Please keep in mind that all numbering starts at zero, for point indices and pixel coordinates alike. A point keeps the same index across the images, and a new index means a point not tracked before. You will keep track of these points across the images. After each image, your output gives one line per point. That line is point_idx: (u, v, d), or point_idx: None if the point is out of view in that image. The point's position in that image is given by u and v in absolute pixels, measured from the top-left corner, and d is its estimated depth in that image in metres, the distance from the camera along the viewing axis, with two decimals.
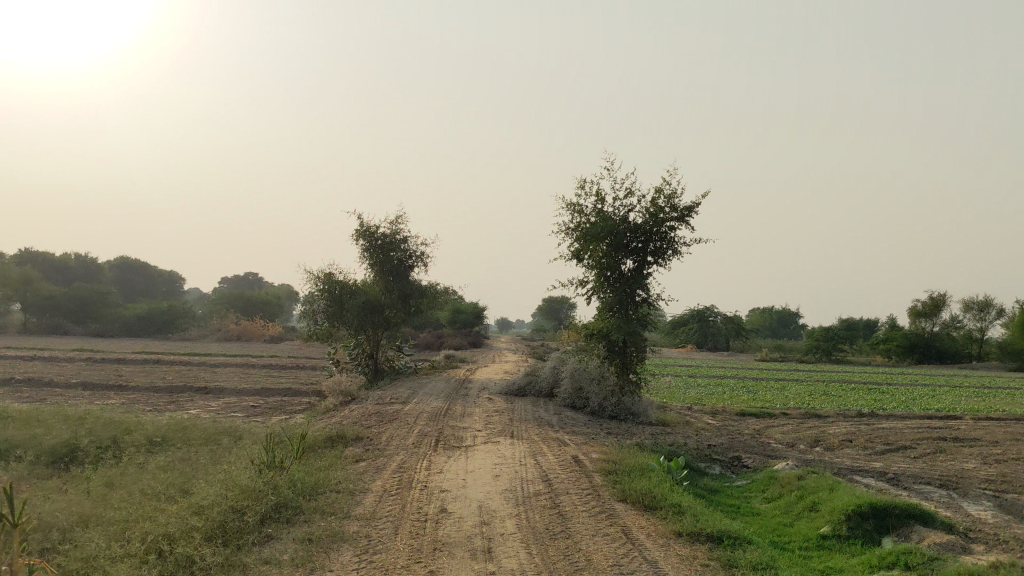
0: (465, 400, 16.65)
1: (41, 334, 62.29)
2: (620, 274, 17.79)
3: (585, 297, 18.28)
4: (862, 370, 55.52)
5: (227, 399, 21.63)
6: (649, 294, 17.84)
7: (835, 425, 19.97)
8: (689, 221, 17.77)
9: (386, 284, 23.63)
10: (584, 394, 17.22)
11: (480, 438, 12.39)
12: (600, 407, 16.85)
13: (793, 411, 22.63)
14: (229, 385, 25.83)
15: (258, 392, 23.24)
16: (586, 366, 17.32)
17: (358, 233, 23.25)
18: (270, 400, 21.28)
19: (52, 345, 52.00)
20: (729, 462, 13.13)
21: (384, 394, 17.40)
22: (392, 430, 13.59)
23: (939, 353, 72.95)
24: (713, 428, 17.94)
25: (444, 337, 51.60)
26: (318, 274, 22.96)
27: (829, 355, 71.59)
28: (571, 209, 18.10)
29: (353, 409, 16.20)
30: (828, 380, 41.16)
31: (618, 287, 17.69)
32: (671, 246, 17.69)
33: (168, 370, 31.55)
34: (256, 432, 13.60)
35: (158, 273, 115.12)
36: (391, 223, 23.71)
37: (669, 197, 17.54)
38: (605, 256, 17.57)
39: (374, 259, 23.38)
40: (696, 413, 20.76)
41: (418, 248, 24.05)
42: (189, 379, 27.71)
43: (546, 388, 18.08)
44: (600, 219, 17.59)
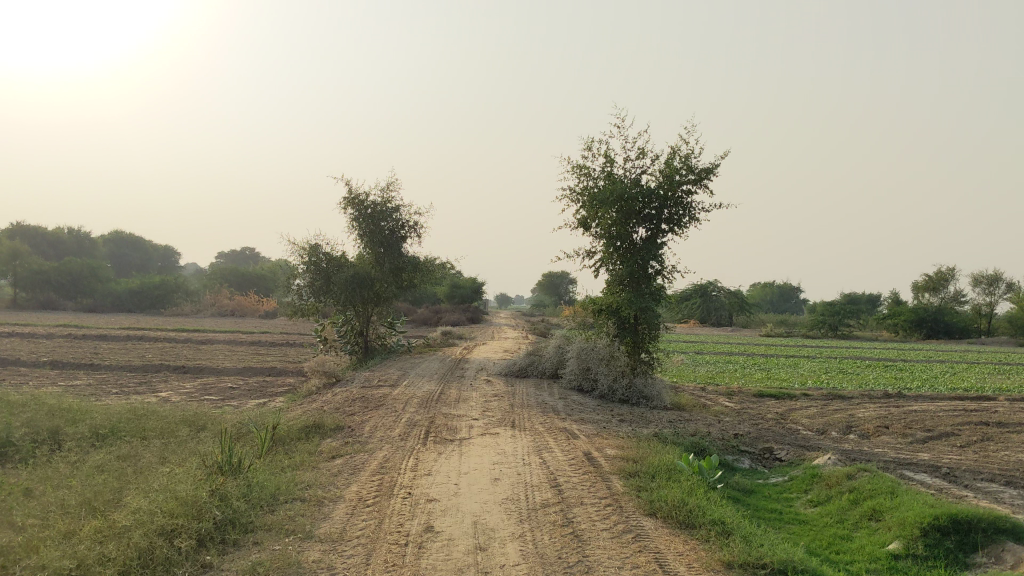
0: (460, 383, 15.06)
1: (30, 310, 60.62)
2: (632, 243, 16.15)
3: (593, 269, 16.66)
4: (871, 346, 54.02)
5: (204, 380, 20.05)
6: (663, 266, 16.19)
7: (863, 407, 18.40)
8: (707, 184, 16.08)
9: (377, 256, 21.96)
10: (593, 375, 15.57)
11: (475, 428, 10.83)
12: (610, 390, 15.21)
13: (813, 391, 21.06)
14: (212, 364, 24.26)
15: (240, 373, 21.68)
16: (594, 345, 15.72)
17: (346, 202, 21.54)
18: (251, 381, 19.72)
19: (39, 320, 50.43)
20: (758, 455, 11.55)
21: (372, 376, 15.82)
22: (378, 418, 12.00)
23: (948, 328, 71.35)
24: (733, 412, 16.38)
25: (441, 312, 49.99)
26: (302, 246, 21.30)
27: (835, 331, 70.05)
28: (578, 172, 16.44)
29: (337, 392, 14.64)
30: (841, 357, 39.54)
31: (629, 258, 16.04)
32: (688, 212, 16.01)
33: (150, 348, 29.95)
34: (223, 420, 12.05)
35: (154, 249, 113.44)
36: (383, 190, 21.98)
37: (685, 158, 15.85)
38: (615, 224, 15.92)
39: (364, 229, 21.69)
40: (711, 394, 19.18)
41: (411, 217, 22.34)
42: (170, 358, 26.11)
43: (549, 368, 16.45)
44: (609, 182, 15.93)
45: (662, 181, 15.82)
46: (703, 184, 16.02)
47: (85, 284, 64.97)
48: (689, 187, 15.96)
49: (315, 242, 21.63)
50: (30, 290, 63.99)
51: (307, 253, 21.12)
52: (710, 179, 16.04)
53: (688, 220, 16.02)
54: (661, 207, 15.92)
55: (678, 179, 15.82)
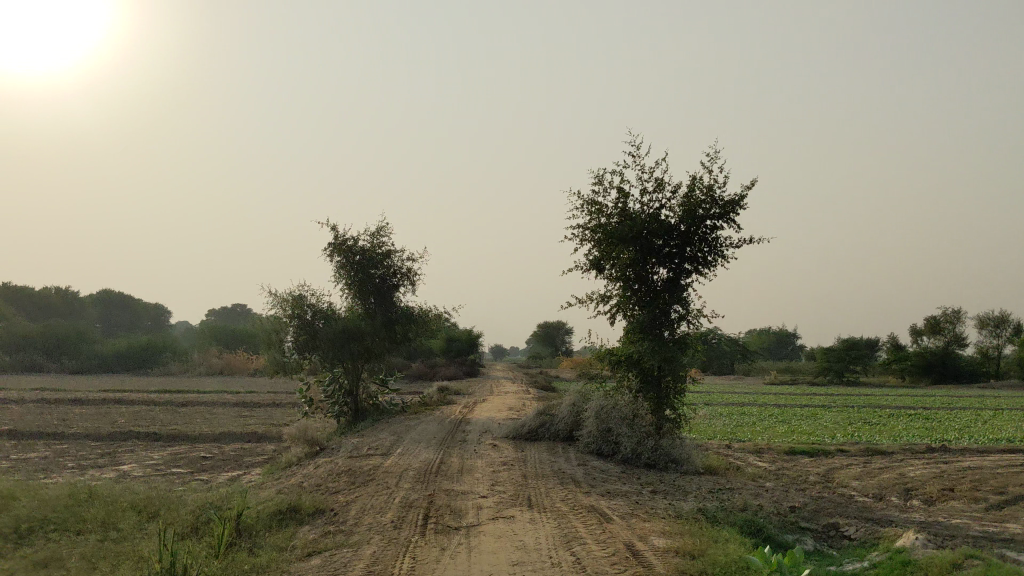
0: (462, 449, 13.15)
1: (11, 373, 58.30)
2: (652, 285, 14.36)
3: (608, 316, 14.84)
4: (882, 392, 52.16)
5: (176, 449, 18.04)
6: (687, 310, 14.39)
7: (910, 464, 16.52)
8: (734, 218, 14.36)
9: (367, 308, 20.11)
10: (614, 437, 13.62)
11: (485, 509, 8.93)
12: (634, 454, 13.28)
13: (848, 446, 19.16)
14: (188, 430, 22.23)
15: (218, 439, 19.70)
16: (615, 403, 13.88)
17: (332, 249, 19.73)
18: (228, 449, 17.75)
19: (19, 384, 48.13)
20: (822, 533, 9.70)
21: (361, 443, 13.88)
22: (367, 497, 10.09)
23: (956, 372, 69.54)
24: (771, 475, 14.48)
25: (437, 366, 48.10)
26: (285, 298, 19.46)
27: (841, 377, 68.15)
28: (588, 208, 14.75)
29: (321, 464, 12.73)
30: (858, 405, 37.67)
31: (648, 302, 14.25)
32: (714, 249, 14.27)
33: (126, 413, 27.86)
34: (182, 504, 10.12)
35: (144, 308, 111.38)
36: (372, 236, 20.22)
37: (709, 189, 14.17)
38: (633, 264, 14.18)
39: (352, 278, 19.87)
40: (740, 453, 17.26)
41: (404, 264, 20.58)
42: (144, 424, 24.05)
43: (563, 431, 14.48)
44: (624, 218, 14.22)
45: (685, 215, 14.11)
46: (729, 217, 14.31)
47: (66, 346, 63.20)
48: (714, 221, 14.24)
49: (298, 293, 19.81)
50: (13, 352, 61.68)
51: (290, 305, 19.27)
52: (738, 211, 14.33)
53: (715, 257, 14.27)
54: (684, 244, 14.17)
55: (701, 213, 14.11)
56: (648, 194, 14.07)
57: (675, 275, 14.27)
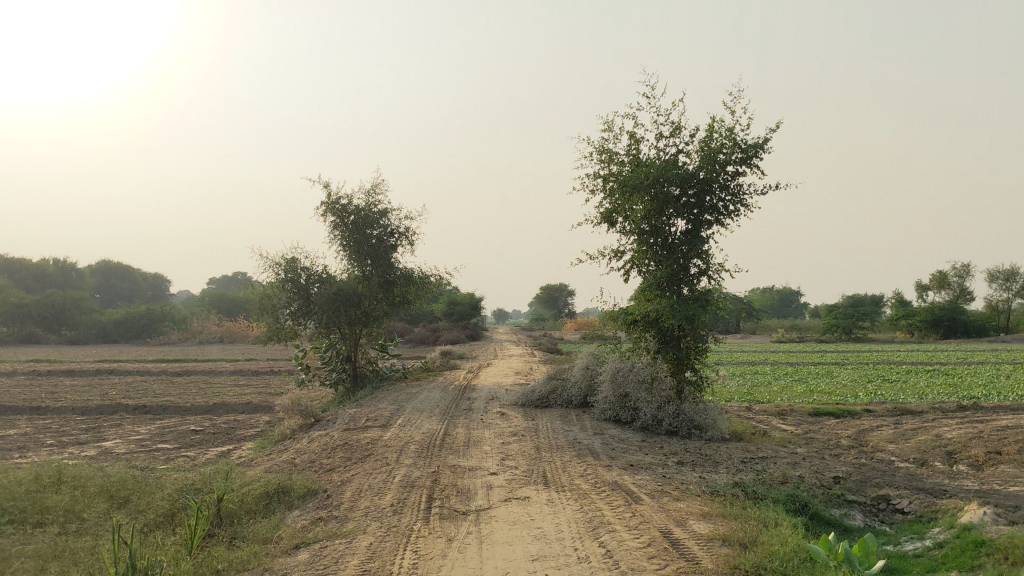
0: (468, 419, 12.12)
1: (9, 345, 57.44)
2: (670, 237, 13.15)
3: (621, 273, 13.82)
4: (892, 348, 51.24)
5: (165, 422, 17.05)
6: (708, 265, 13.16)
7: (944, 424, 15.51)
8: (758, 163, 13.17)
9: (364, 269, 19.01)
10: (632, 404, 12.53)
11: (496, 490, 7.92)
12: (655, 421, 12.22)
13: (874, 406, 18.15)
14: (180, 401, 21.26)
15: (210, 411, 18.72)
16: (634, 365, 12.76)
17: (325, 208, 18.59)
18: (220, 421, 16.78)
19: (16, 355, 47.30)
20: (871, 508, 8.70)
21: (358, 413, 12.87)
22: (364, 475, 9.08)
23: (965, 327, 68.56)
24: (800, 440, 13.48)
25: (439, 330, 47.09)
26: (277, 261, 18.39)
27: (849, 334, 67.19)
28: (599, 156, 13.62)
29: (315, 437, 11.72)
30: (872, 362, 36.66)
31: (665, 257, 13.07)
32: (735, 198, 13.08)
33: (118, 384, 26.88)
34: (159, 487, 9.11)
35: (144, 278, 110.43)
36: (368, 193, 19.07)
37: (729, 131, 13.00)
38: (648, 215, 12.98)
39: (347, 238, 18.75)
40: (761, 416, 16.27)
41: (402, 223, 19.44)
42: (135, 395, 23.06)
43: (577, 398, 13.35)
44: (637, 166, 13.08)
45: (704, 160, 12.92)
46: (752, 162, 13.14)
47: (66, 316, 62.12)
48: (736, 167, 13.07)
49: (291, 255, 18.74)
50: (10, 323, 60.74)
51: (282, 268, 18.21)
52: (761, 155, 13.15)
53: (738, 206, 13.06)
54: (704, 191, 12.93)
55: (722, 158, 12.92)
56: (663, 138, 12.91)
57: (695, 226, 13.03)
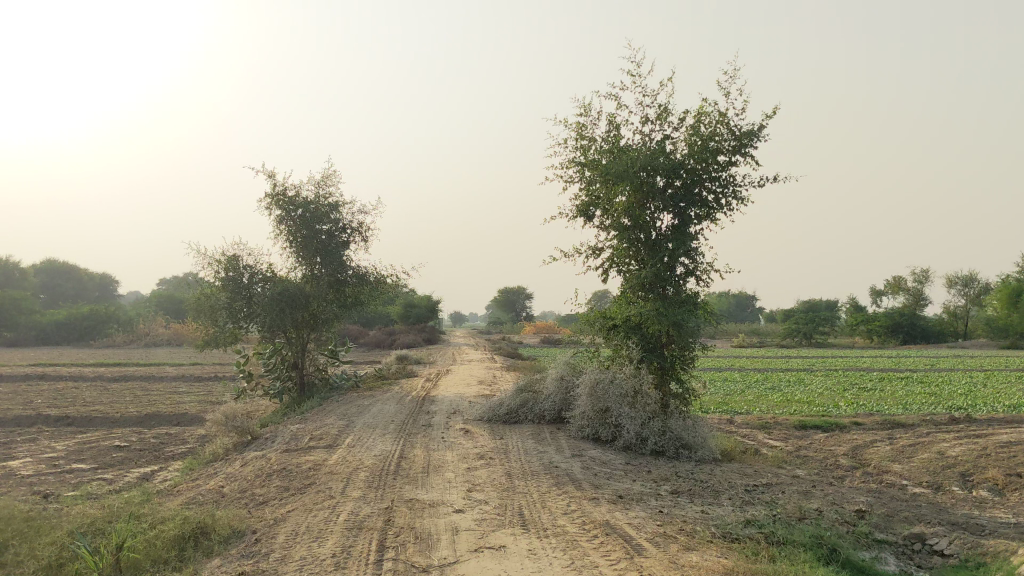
0: (427, 437, 10.61)
1: None
2: (654, 231, 11.76)
3: (599, 273, 12.48)
4: (856, 354, 50.52)
5: (88, 436, 15.30)
6: (695, 264, 11.76)
7: (944, 440, 14.32)
8: (753, 153, 11.90)
9: (312, 268, 17.40)
10: (613, 421, 10.92)
11: (464, 535, 6.43)
12: (638, 440, 10.67)
13: (862, 418, 16.97)
14: (110, 410, 19.45)
15: (141, 422, 16.98)
16: (615, 378, 11.04)
17: (270, 201, 16.95)
18: (149, 435, 15.06)
19: None
20: (905, 549, 7.35)
21: (302, 430, 11.31)
22: (302, 512, 7.54)
23: (924, 333, 68.26)
24: (796, 459, 12.18)
25: (395, 334, 45.42)
26: (216, 259, 16.73)
27: (809, 339, 66.65)
28: (577, 142, 12.26)
29: (250, 460, 10.14)
30: (841, 369, 35.66)
31: (648, 255, 11.68)
32: (727, 191, 11.75)
33: (48, 391, 24.91)
34: (51, 526, 7.48)
35: (91, 278, 107.16)
36: (318, 186, 17.48)
37: (722, 117, 11.71)
38: (631, 207, 11.61)
39: (295, 234, 17.12)
40: (746, 431, 14.95)
41: (354, 218, 17.87)
42: (62, 404, 21.18)
43: (550, 412, 11.74)
44: (619, 153, 11.72)
45: (695, 147, 11.59)
46: (746, 152, 11.86)
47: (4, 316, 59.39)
48: (729, 156, 11.78)
49: (233, 252, 17.10)
50: None
51: (223, 266, 16.55)
52: (756, 144, 11.88)
53: (730, 199, 11.76)
54: (694, 181, 11.60)
55: (714, 146, 11.61)
56: (649, 122, 11.56)
57: (682, 220, 11.67)
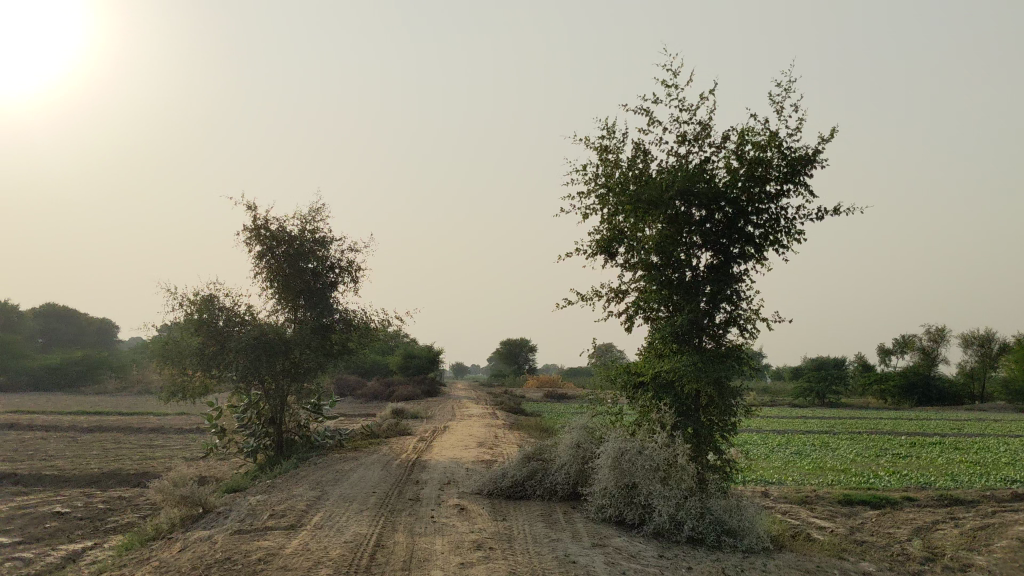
0: (415, 517, 8.62)
1: None
2: (689, 270, 9.95)
3: (623, 321, 10.63)
4: (872, 415, 48.27)
5: (29, 498, 13.28)
6: (738, 310, 9.91)
7: (1018, 523, 12.32)
8: (807, 182, 10.19)
9: (295, 312, 15.55)
10: (641, 500, 8.84)
11: None
12: (671, 527, 8.68)
13: (913, 493, 14.95)
14: (69, 467, 17.44)
15: (95, 482, 14.94)
16: (645, 452, 8.91)
17: (249, 235, 15.14)
18: (97, 500, 13.04)
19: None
20: None
21: (265, 502, 9.33)
22: None
23: (941, 394, 65.79)
24: (855, 548, 10.21)
25: (393, 386, 43.38)
26: (188, 299, 14.89)
27: (821, 399, 64.30)
28: (602, 167, 10.57)
29: (193, 542, 8.14)
30: (866, 432, 33.41)
31: (682, 299, 9.87)
32: (777, 225, 9.96)
33: (12, 441, 22.84)
34: None
35: (90, 322, 105.31)
36: (305, 220, 15.71)
37: (771, 140, 10.01)
38: (662, 241, 9.85)
39: (277, 273, 15.28)
40: (786, 509, 12.93)
41: (344, 256, 16.07)
42: (21, 457, 19.14)
43: (563, 487, 9.52)
44: (650, 178, 10.01)
45: (740, 172, 9.89)
46: (800, 179, 10.15)
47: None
48: (780, 184, 10.06)
49: (208, 292, 15.26)
50: None
51: (196, 308, 14.72)
52: (811, 171, 10.18)
53: (781, 233, 10.00)
54: (739, 210, 9.84)
55: (761, 172, 9.89)
56: (685, 142, 9.87)
57: (724, 257, 9.89)
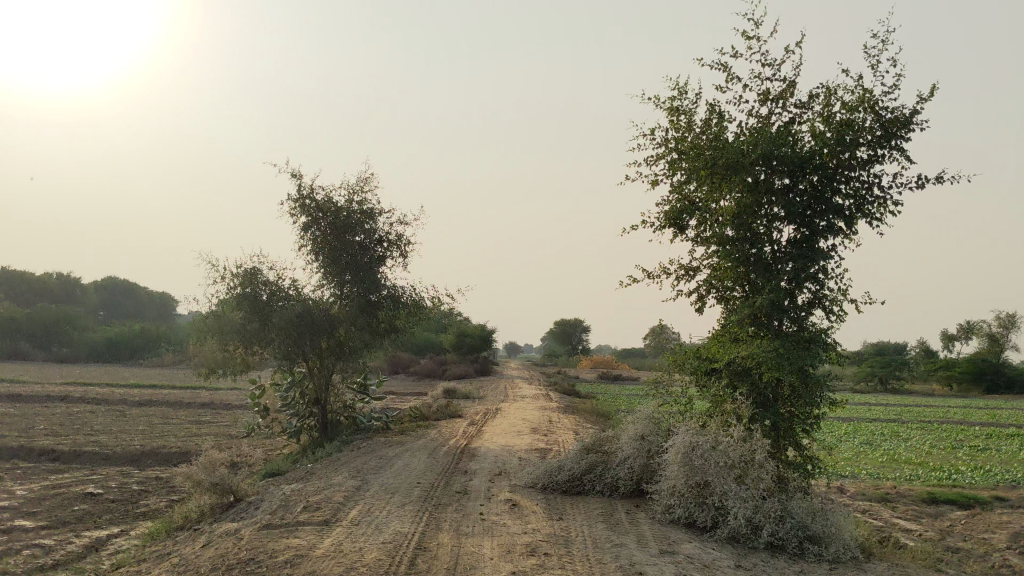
0: (462, 514, 7.78)
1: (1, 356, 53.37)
2: (769, 244, 8.94)
3: (693, 300, 9.67)
4: (939, 403, 46.40)
5: (65, 477, 12.77)
6: (823, 289, 8.88)
7: None
8: (902, 147, 9.10)
9: (341, 286, 14.82)
10: (713, 502, 7.91)
11: None
12: (748, 533, 7.73)
13: (1003, 493, 13.73)
14: (112, 443, 16.99)
15: (135, 461, 14.43)
16: (721, 448, 7.96)
17: (294, 205, 14.42)
18: (133, 480, 12.47)
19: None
20: None
21: (300, 492, 8.58)
22: None
23: (1011, 382, 63.30)
24: (951, 558, 9.14)
25: (446, 364, 42.79)
26: (232, 271, 14.24)
27: (884, 385, 62.29)
28: (672, 130, 9.58)
29: (218, 537, 7.40)
30: (937, 421, 31.85)
31: (761, 277, 8.87)
32: (869, 196, 8.88)
33: (62, 415, 22.59)
34: None
35: (151, 296, 106.77)
36: (352, 191, 14.94)
37: (863, 101, 8.93)
38: (739, 211, 8.84)
39: (323, 246, 14.55)
40: (865, 508, 11.87)
41: (393, 229, 15.27)
42: (67, 432, 18.79)
43: (625, 485, 8.62)
44: (727, 142, 9.00)
45: (828, 134, 8.83)
46: (894, 144, 9.06)
47: (60, 330, 57.97)
48: (872, 148, 8.98)
49: (252, 265, 14.59)
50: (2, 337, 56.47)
51: (239, 280, 14.07)
52: (907, 134, 9.09)
53: (873, 205, 8.92)
54: (826, 178, 8.79)
55: (852, 136, 8.82)
56: (767, 101, 8.84)
57: (808, 231, 8.87)
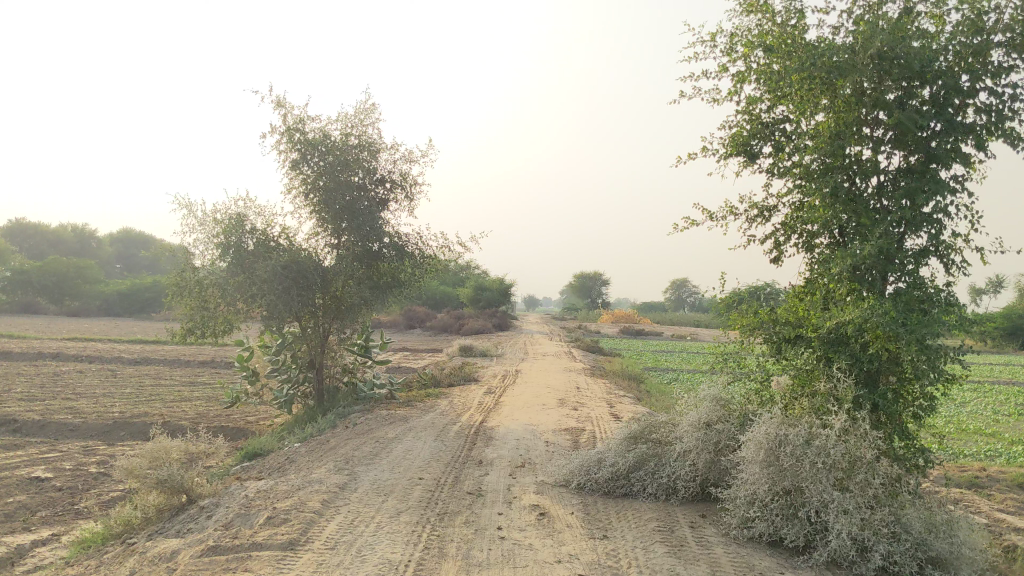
0: (473, 529, 5.88)
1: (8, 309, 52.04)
2: (872, 176, 6.89)
3: (769, 249, 7.66)
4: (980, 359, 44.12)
5: (15, 454, 11.02)
6: (942, 233, 6.82)
7: None
8: None
9: (338, 234, 12.87)
10: (807, 515, 5.98)
11: None
12: (852, 555, 5.73)
13: None
14: (89, 411, 15.28)
15: (105, 433, 12.69)
16: (821, 446, 6.03)
17: (282, 140, 12.43)
18: (92, 459, 10.71)
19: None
20: None
21: (269, 493, 6.71)
22: None
23: None
24: None
25: (464, 318, 40.98)
26: (211, 217, 12.31)
27: None
28: (747, 30, 7.51)
29: (150, 562, 5.55)
30: (988, 381, 29.72)
31: (863, 215, 6.82)
32: (1007, 113, 6.77)
33: (51, 375, 20.94)
34: None
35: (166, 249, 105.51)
36: (349, 124, 12.92)
37: None
38: (837, 131, 6.78)
39: (315, 188, 12.57)
40: (958, 498, 9.90)
41: (397, 168, 13.28)
42: (47, 396, 17.11)
43: (686, 487, 6.72)
44: (823, 41, 6.91)
45: (957, 31, 6.71)
46: None
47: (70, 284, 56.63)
48: (1011, 51, 6.85)
49: (235, 209, 12.64)
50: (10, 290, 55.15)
51: (220, 229, 12.16)
52: None
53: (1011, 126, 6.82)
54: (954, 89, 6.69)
55: (987, 33, 6.69)
56: None
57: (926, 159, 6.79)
